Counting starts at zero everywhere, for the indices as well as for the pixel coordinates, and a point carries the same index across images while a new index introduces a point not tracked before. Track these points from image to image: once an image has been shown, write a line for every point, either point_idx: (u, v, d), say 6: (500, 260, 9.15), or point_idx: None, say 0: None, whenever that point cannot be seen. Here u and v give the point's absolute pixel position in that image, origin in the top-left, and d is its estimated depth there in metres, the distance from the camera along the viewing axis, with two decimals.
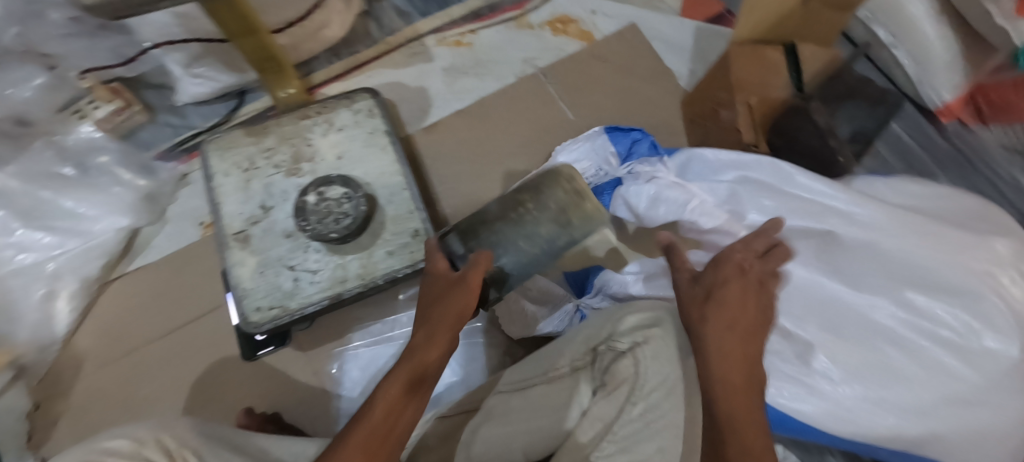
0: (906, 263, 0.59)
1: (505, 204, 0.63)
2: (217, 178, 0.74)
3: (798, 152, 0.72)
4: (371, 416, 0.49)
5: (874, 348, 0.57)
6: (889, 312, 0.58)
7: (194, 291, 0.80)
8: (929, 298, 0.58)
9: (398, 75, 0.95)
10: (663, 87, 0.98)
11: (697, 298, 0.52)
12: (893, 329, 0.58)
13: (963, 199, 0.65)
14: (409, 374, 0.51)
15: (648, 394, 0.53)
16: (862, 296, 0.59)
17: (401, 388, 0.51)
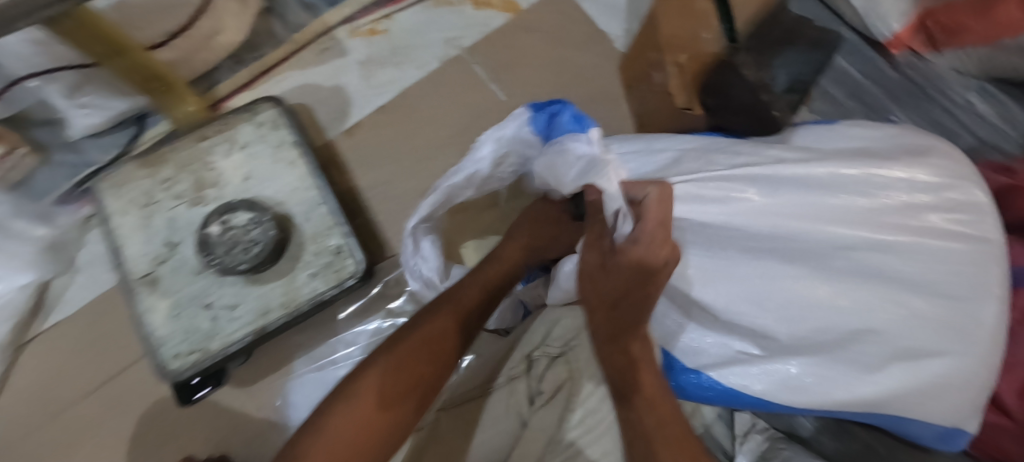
0: (848, 220, 0.55)
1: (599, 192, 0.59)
2: (113, 218, 0.67)
3: (734, 111, 0.67)
4: (388, 364, 0.53)
5: (829, 312, 0.52)
6: (841, 273, 0.53)
7: (118, 341, 0.74)
8: (860, 257, 0.54)
9: (310, 76, 0.88)
10: (596, 52, 0.92)
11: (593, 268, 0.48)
12: (844, 296, 0.53)
13: (906, 138, 0.63)
14: (434, 336, 0.56)
15: (586, 399, 0.58)
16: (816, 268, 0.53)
17: (423, 350, 0.55)
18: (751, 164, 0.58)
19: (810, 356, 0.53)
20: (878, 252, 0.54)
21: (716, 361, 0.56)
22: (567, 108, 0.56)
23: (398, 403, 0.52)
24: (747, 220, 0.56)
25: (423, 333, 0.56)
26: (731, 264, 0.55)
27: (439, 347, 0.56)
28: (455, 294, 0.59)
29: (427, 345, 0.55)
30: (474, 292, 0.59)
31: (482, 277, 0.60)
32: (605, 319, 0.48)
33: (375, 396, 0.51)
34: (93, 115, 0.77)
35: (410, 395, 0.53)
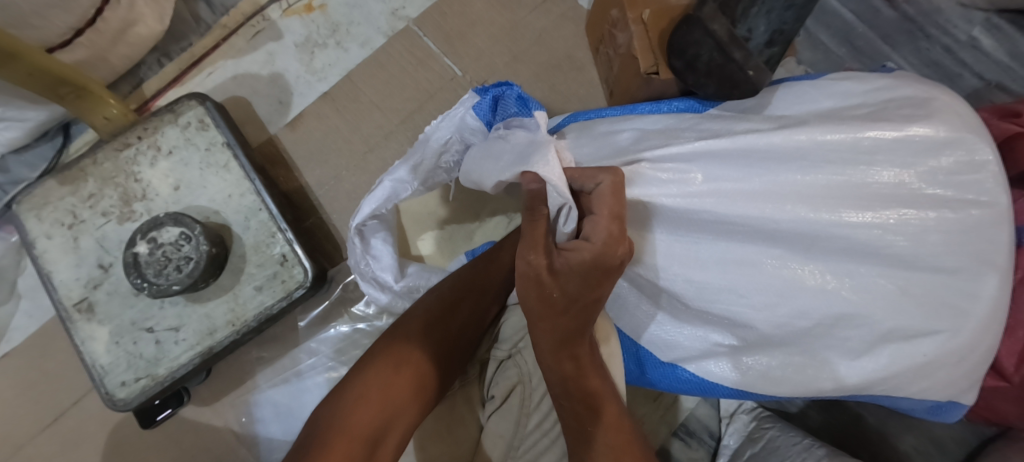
0: (836, 193, 0.47)
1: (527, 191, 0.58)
2: (39, 243, 0.63)
3: (704, 72, 0.57)
4: (406, 337, 0.53)
5: (812, 302, 0.47)
6: (821, 254, 0.48)
7: (70, 368, 0.71)
8: (849, 235, 0.47)
9: (244, 65, 0.81)
10: (554, 11, 0.83)
11: (538, 278, 0.39)
12: (821, 284, 0.47)
13: (913, 84, 0.53)
14: (449, 311, 0.55)
15: (538, 405, 0.55)
16: (799, 256, 0.48)
17: (438, 325, 0.54)
18: (723, 136, 0.50)
19: (782, 348, 0.50)
20: (874, 229, 0.46)
21: (691, 353, 0.53)
22: (514, 90, 0.54)
23: (419, 372, 0.52)
24: (721, 200, 0.48)
25: (440, 307, 0.55)
26: (695, 250, 0.49)
27: (451, 323, 0.55)
28: (471, 272, 0.58)
29: (442, 320, 0.55)
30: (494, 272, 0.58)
31: (495, 258, 0.58)
32: (547, 333, 0.42)
33: (396, 365, 0.51)
34: (9, 129, 0.71)
35: (430, 364, 0.53)
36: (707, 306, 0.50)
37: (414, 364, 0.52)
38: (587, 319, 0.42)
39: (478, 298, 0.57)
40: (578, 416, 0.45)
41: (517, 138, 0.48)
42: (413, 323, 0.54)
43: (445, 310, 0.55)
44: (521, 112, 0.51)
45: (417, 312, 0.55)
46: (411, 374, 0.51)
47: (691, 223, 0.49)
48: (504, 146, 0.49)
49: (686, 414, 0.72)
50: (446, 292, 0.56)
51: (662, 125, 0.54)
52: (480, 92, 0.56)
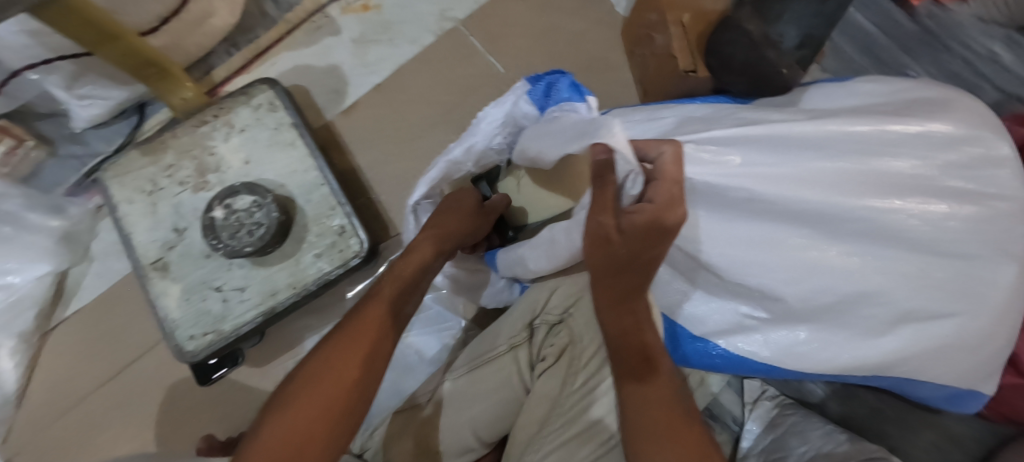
0: (867, 180, 0.50)
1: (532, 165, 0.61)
2: (121, 207, 0.69)
3: (738, 70, 0.62)
4: (333, 353, 0.49)
5: (847, 280, 0.49)
6: (856, 234, 0.50)
7: (132, 328, 0.77)
8: (879, 219, 0.49)
9: (304, 57, 0.88)
10: (592, 17, 0.89)
11: (604, 238, 0.45)
12: (853, 266, 0.49)
13: (938, 89, 0.57)
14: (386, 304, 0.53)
15: (588, 363, 0.56)
16: (834, 240, 0.50)
17: (370, 333, 0.51)
18: (758, 125, 0.53)
19: (818, 326, 0.51)
20: (902, 215, 0.49)
21: (720, 327, 0.56)
22: (567, 77, 0.59)
23: (353, 383, 0.49)
24: (755, 179, 0.51)
25: (371, 315, 0.52)
26: (729, 226, 0.52)
27: (412, 285, 0.56)
28: (438, 229, 0.58)
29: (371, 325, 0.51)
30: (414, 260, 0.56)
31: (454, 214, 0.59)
32: (607, 290, 0.47)
33: (326, 387, 0.48)
34: (93, 106, 0.78)
35: (368, 369, 0.50)
36: (738, 280, 0.53)
37: (341, 378, 0.48)
38: (644, 280, 0.47)
39: (411, 287, 0.56)
40: (626, 371, 0.48)
41: (573, 118, 0.53)
42: (348, 336, 0.51)
43: (379, 315, 0.52)
44: (574, 98, 0.57)
45: (350, 322, 0.52)
46: (341, 393, 0.48)
47: (722, 205, 0.52)
48: (562, 125, 0.53)
49: (711, 400, 0.74)
50: (380, 291, 0.54)
51: (702, 113, 0.57)
52: (533, 80, 0.61)
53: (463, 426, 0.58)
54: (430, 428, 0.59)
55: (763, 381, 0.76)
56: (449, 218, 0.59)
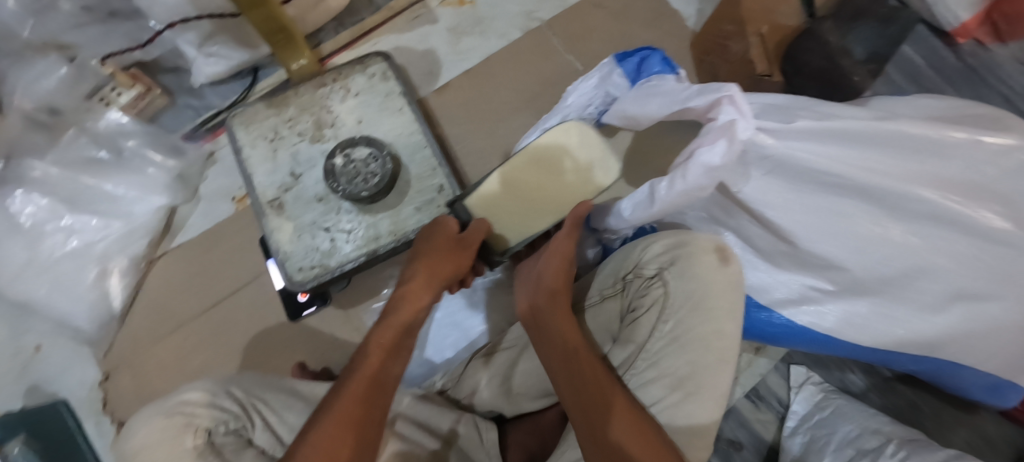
0: (938, 172, 0.54)
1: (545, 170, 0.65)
2: (245, 150, 0.77)
3: (810, 76, 0.72)
4: (327, 416, 0.48)
5: (911, 257, 0.55)
6: (920, 216, 0.54)
7: (231, 265, 0.84)
8: (948, 205, 0.53)
9: (402, 41, 0.97)
10: (665, 29, 0.97)
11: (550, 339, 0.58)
12: (917, 248, 0.55)
13: (977, 108, 0.60)
14: (377, 358, 0.54)
15: (677, 316, 0.54)
16: (902, 220, 0.55)
17: (360, 389, 0.51)
18: (837, 118, 0.57)
19: (882, 301, 0.57)
20: (965, 204, 0.53)
21: (787, 298, 0.61)
22: (657, 53, 0.66)
23: (350, 440, 0.48)
24: (833, 161, 0.56)
25: (361, 374, 0.52)
26: (809, 198, 0.57)
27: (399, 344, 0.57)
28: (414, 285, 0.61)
29: (365, 385, 0.52)
30: (402, 316, 0.59)
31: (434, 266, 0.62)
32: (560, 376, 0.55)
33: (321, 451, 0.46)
34: (218, 64, 0.85)
35: (364, 429, 0.49)
36: (811, 247, 0.58)
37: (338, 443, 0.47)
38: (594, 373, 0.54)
39: (399, 341, 0.58)
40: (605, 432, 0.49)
41: (671, 84, 0.60)
42: (342, 398, 0.50)
43: (369, 372, 0.53)
44: (665, 70, 0.64)
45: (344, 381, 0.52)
46: (339, 458, 0.46)
47: (782, 185, 0.58)
48: (663, 90, 0.60)
49: (759, 380, 0.82)
50: (371, 346, 0.55)
51: (780, 101, 0.61)
52: (621, 59, 0.68)
53: (542, 370, 0.63)
54: (514, 371, 0.64)
55: (807, 368, 0.82)
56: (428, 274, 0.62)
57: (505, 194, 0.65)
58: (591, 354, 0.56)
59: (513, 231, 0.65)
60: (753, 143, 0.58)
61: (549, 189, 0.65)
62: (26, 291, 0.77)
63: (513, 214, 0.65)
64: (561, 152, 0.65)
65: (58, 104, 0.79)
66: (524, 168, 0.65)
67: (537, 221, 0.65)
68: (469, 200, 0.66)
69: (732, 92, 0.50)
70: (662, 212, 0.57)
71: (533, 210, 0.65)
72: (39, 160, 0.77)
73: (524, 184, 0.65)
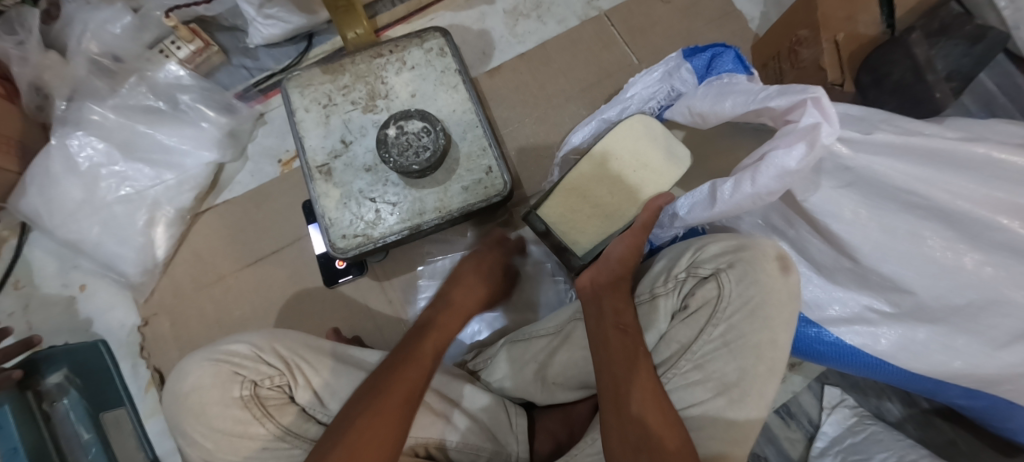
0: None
1: (606, 175, 0.68)
2: (298, 113, 0.77)
3: (889, 90, 0.69)
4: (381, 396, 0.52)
5: (982, 287, 0.53)
6: (997, 246, 0.52)
7: (273, 225, 0.84)
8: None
9: (459, 18, 0.96)
10: (729, 29, 0.94)
11: (599, 314, 0.58)
12: (991, 280, 0.52)
13: None
14: (430, 352, 0.59)
15: (731, 318, 0.53)
16: (976, 247, 0.53)
17: (412, 376, 0.55)
18: (917, 134, 0.54)
19: (943, 328, 0.54)
20: None
21: (842, 317, 0.59)
22: (730, 50, 0.65)
23: (395, 425, 0.51)
24: (912, 178, 0.54)
25: (419, 360, 0.57)
26: (880, 213, 0.55)
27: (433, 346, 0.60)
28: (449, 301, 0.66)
29: (416, 370, 0.56)
30: (451, 324, 0.64)
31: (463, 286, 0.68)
32: (605, 357, 0.55)
33: (377, 422, 0.51)
34: (275, 27, 0.85)
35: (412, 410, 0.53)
36: (875, 266, 0.56)
37: (388, 419, 0.51)
38: (636, 357, 0.54)
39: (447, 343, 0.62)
40: (633, 416, 0.51)
41: (745, 83, 0.59)
42: (386, 393, 0.52)
43: (427, 360, 0.57)
44: (737, 69, 0.64)
45: (396, 364, 0.56)
46: (374, 445, 0.49)
47: (857, 198, 0.56)
48: (738, 88, 0.59)
49: (790, 397, 0.79)
50: (427, 339, 0.60)
51: (858, 112, 0.58)
52: (690, 54, 0.68)
53: (582, 362, 0.62)
54: (553, 360, 0.63)
55: (844, 390, 0.79)
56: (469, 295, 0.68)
57: (579, 201, 0.68)
58: (648, 356, 0.54)
59: (590, 235, 0.67)
60: (831, 155, 0.56)
61: (622, 192, 0.67)
62: (77, 231, 0.78)
63: (588, 220, 0.68)
64: (628, 156, 0.68)
65: (121, 53, 0.81)
66: (589, 176, 0.68)
67: (614, 224, 0.67)
68: (543, 208, 0.69)
69: (818, 95, 0.48)
70: (722, 215, 0.57)
71: (609, 214, 0.67)
72: (98, 105, 0.79)
73: (597, 191, 0.68)
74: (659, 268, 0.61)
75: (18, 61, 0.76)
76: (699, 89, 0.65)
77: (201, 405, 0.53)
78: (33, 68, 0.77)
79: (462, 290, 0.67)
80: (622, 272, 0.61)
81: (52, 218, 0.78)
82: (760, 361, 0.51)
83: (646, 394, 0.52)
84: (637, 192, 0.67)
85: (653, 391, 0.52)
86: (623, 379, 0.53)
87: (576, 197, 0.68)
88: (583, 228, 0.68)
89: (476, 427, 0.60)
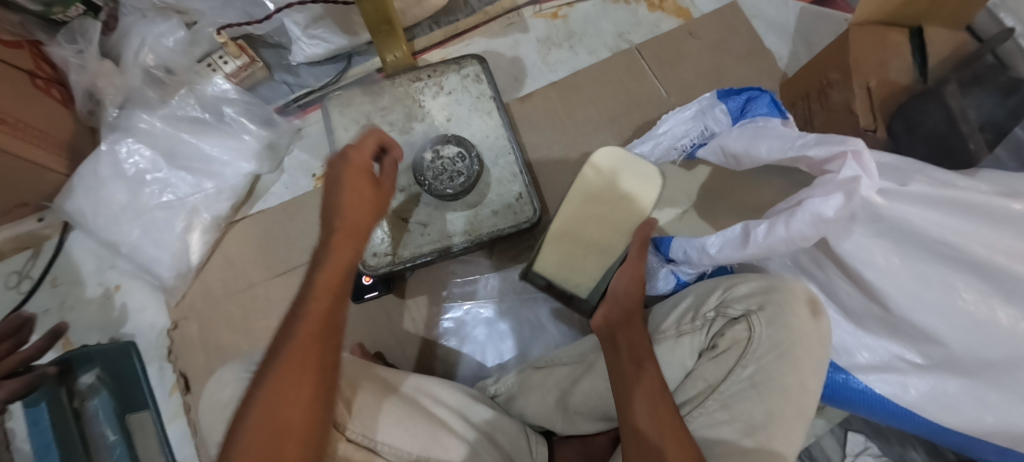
0: None
1: (589, 210, 0.69)
2: (337, 131, 0.79)
3: (920, 137, 0.69)
4: (267, 400, 0.46)
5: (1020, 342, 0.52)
6: None
7: (303, 237, 0.87)
8: None
9: (493, 45, 0.99)
10: (759, 68, 0.96)
11: (615, 349, 0.58)
12: None
13: None
14: (319, 313, 0.50)
15: (760, 360, 0.53)
16: (1014, 304, 0.52)
17: (302, 371, 0.47)
18: (952, 186, 0.54)
19: (976, 382, 0.54)
20: None
21: (870, 363, 0.59)
22: (766, 95, 0.66)
23: (298, 428, 0.46)
24: (944, 229, 0.54)
25: (291, 364, 0.47)
26: (913, 262, 0.55)
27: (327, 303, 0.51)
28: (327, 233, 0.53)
29: (300, 355, 0.48)
30: (340, 256, 0.53)
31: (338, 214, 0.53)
32: (622, 392, 0.54)
33: (268, 433, 0.45)
34: (318, 46, 0.89)
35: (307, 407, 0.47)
36: (907, 316, 0.56)
37: (287, 424, 0.46)
38: (647, 392, 0.53)
39: (341, 288, 0.52)
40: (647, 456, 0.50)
41: (781, 127, 0.61)
42: (268, 394, 0.46)
43: (303, 353, 0.48)
44: (772, 113, 0.65)
45: (281, 351, 0.48)
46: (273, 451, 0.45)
47: (889, 247, 0.56)
48: (774, 133, 0.60)
49: (812, 441, 0.78)
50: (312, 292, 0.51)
51: (893, 160, 0.59)
52: (726, 96, 0.69)
53: (606, 394, 0.61)
54: (576, 388, 0.63)
55: (867, 436, 0.78)
56: (355, 206, 0.54)
57: (569, 246, 0.70)
58: (665, 393, 0.54)
59: (590, 272, 0.69)
60: (867, 204, 0.55)
61: (611, 226, 0.68)
62: (119, 233, 0.81)
63: (584, 259, 0.70)
64: (606, 189, 0.69)
65: (172, 65, 0.85)
66: (577, 220, 0.69)
67: (606, 257, 0.69)
68: (538, 263, 0.71)
69: (859, 148, 0.50)
70: (754, 256, 0.57)
71: (598, 249, 0.69)
72: (146, 114, 0.82)
73: (586, 231, 0.69)
74: (681, 305, 0.61)
75: (76, 69, 0.80)
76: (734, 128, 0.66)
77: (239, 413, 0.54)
78: (89, 76, 0.81)
79: (343, 202, 0.53)
80: (632, 306, 0.61)
81: (96, 219, 0.80)
82: (789, 403, 0.51)
83: (666, 436, 0.50)
84: (620, 220, 0.68)
85: (673, 430, 0.51)
86: (643, 417, 0.52)
87: (568, 243, 0.70)
88: (582, 269, 0.70)
89: (497, 452, 0.60)
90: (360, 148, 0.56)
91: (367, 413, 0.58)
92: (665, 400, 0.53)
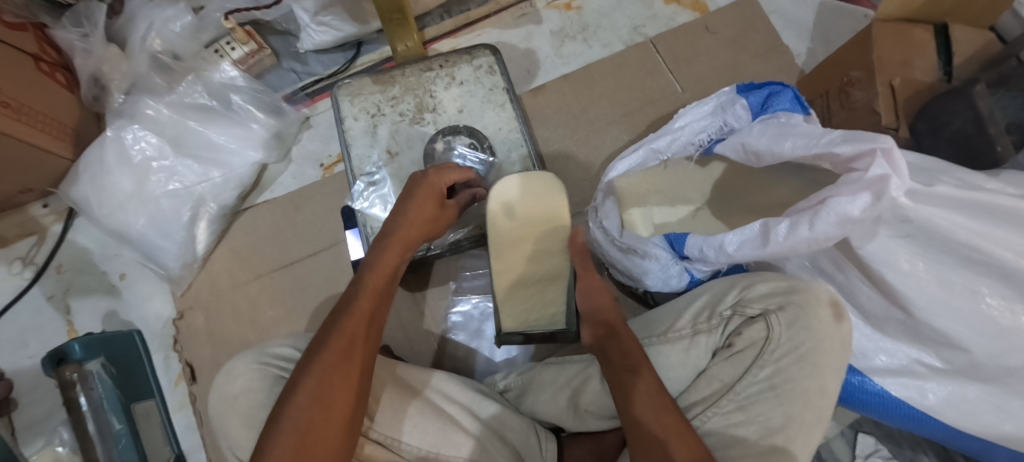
0: None
1: (517, 243, 0.69)
2: (347, 121, 0.78)
3: (946, 138, 0.68)
4: (319, 380, 0.48)
5: None
6: None
7: (310, 228, 0.85)
8: None
9: (505, 36, 0.98)
10: (776, 64, 0.94)
11: (609, 357, 0.57)
12: None
13: None
14: (370, 301, 0.54)
15: (778, 362, 0.52)
16: None
17: (358, 358, 0.50)
18: (981, 189, 0.53)
19: (997, 388, 0.53)
20: None
21: (888, 367, 0.58)
22: (788, 91, 0.66)
23: (344, 412, 0.48)
24: (971, 231, 0.52)
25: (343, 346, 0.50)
26: (938, 264, 0.54)
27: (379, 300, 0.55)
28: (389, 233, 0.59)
29: (348, 348, 0.50)
30: (389, 258, 0.57)
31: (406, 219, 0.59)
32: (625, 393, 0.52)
33: (319, 412, 0.46)
34: (327, 34, 0.87)
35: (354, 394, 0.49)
36: (930, 321, 0.55)
37: (330, 415, 0.47)
38: (644, 395, 0.52)
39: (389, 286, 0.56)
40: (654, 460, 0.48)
41: (804, 125, 0.60)
42: (321, 369, 0.48)
43: (355, 337, 0.51)
44: (794, 109, 0.65)
45: (334, 331, 0.51)
46: (318, 431, 0.46)
47: (914, 249, 0.54)
48: (798, 130, 0.59)
49: (823, 443, 0.77)
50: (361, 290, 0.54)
51: (917, 162, 0.58)
52: (746, 91, 0.68)
53: None
54: (587, 386, 0.62)
55: (878, 439, 0.77)
56: (418, 219, 0.60)
57: (525, 290, 0.69)
58: (664, 393, 0.52)
59: (556, 300, 0.69)
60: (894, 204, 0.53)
61: (550, 255, 0.68)
62: (124, 221, 0.80)
63: (544, 294, 0.69)
64: (529, 224, 0.68)
65: (179, 51, 0.83)
66: (519, 263, 0.68)
67: (561, 281, 0.69)
68: (506, 325, 0.69)
69: (888, 145, 0.49)
70: (774, 255, 0.56)
71: (551, 279, 0.69)
72: (152, 100, 0.81)
73: (534, 270, 0.68)
74: (692, 304, 0.59)
75: (82, 54, 0.78)
76: (756, 125, 0.65)
77: (248, 408, 0.53)
78: (95, 61, 0.79)
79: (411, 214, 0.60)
80: (610, 318, 0.61)
81: (101, 207, 0.79)
82: (807, 407, 0.51)
83: (673, 441, 0.48)
84: (552, 244, 0.68)
85: (681, 430, 0.49)
86: (648, 418, 0.50)
87: (521, 289, 0.69)
88: (548, 303, 0.69)
89: (508, 450, 0.59)
90: (442, 175, 0.63)
91: (384, 411, 0.58)
92: (669, 405, 0.51)
